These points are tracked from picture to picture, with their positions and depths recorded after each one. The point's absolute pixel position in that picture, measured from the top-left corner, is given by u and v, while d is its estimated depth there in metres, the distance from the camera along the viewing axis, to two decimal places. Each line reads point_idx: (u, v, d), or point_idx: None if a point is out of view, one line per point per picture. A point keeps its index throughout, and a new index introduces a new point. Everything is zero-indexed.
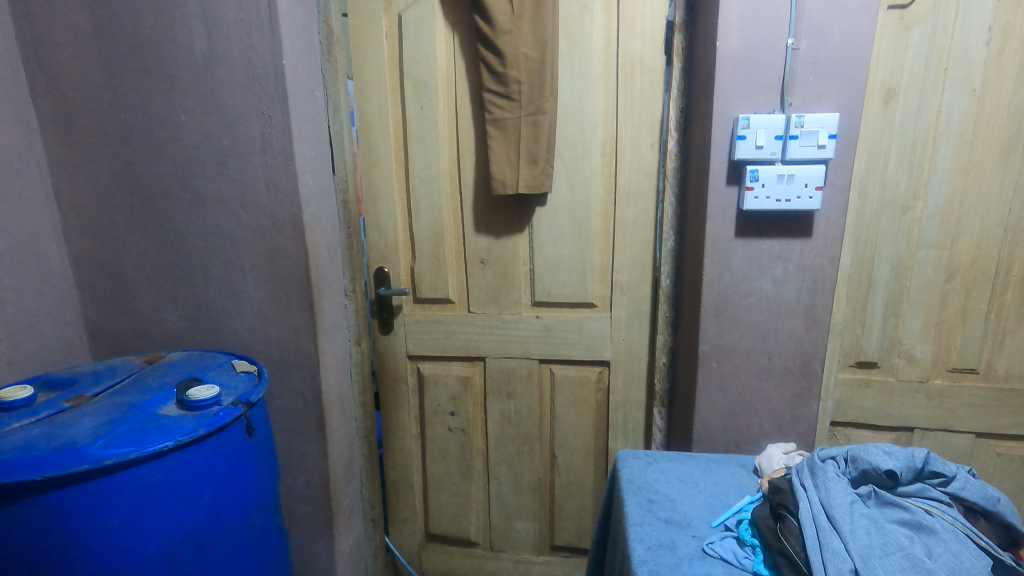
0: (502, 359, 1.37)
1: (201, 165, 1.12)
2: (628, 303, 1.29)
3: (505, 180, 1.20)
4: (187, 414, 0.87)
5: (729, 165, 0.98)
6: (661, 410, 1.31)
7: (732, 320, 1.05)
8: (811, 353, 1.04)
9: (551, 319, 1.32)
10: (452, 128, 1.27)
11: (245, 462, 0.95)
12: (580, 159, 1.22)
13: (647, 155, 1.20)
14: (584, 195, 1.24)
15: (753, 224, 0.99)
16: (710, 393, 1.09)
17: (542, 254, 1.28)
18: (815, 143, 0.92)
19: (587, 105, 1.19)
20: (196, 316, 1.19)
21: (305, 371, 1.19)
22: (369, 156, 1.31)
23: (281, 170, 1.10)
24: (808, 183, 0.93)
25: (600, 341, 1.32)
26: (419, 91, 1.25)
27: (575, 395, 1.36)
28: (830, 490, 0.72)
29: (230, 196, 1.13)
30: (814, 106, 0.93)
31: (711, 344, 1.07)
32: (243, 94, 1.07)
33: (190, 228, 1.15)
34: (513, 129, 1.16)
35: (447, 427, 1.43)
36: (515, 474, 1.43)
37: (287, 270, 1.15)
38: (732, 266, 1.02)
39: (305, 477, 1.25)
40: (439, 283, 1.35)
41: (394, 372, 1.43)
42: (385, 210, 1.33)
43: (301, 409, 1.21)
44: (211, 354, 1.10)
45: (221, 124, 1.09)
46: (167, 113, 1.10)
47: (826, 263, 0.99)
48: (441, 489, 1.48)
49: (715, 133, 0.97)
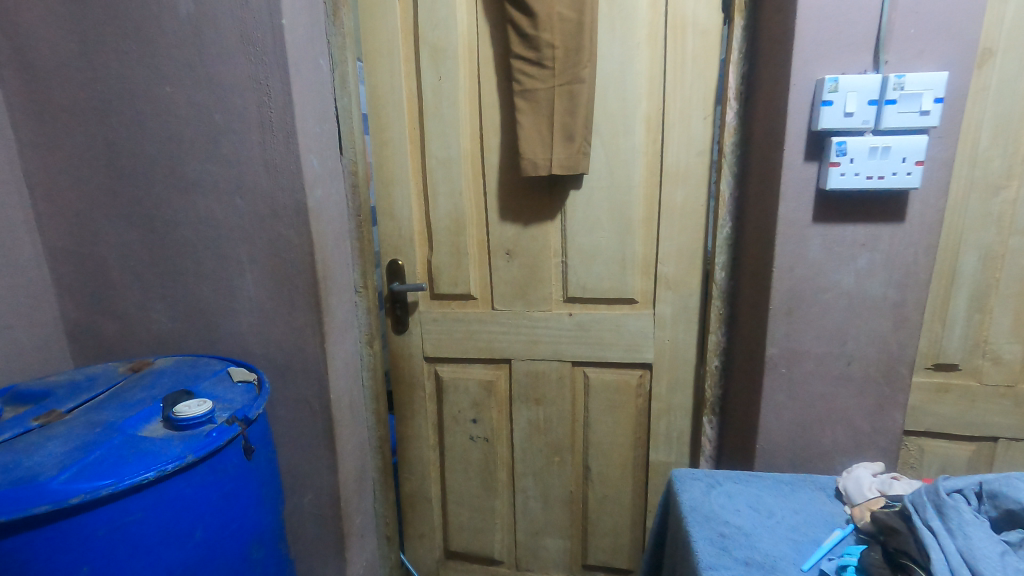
0: (530, 360, 1.23)
1: (191, 144, 0.98)
2: (673, 298, 1.14)
3: (535, 159, 1.05)
4: (174, 437, 0.74)
5: (809, 137, 0.83)
6: (712, 419, 1.16)
7: (806, 319, 0.90)
8: (898, 357, 0.89)
9: (585, 317, 1.18)
10: (475, 101, 1.12)
11: (244, 489, 0.82)
12: (621, 135, 1.07)
13: (699, 129, 1.05)
14: (625, 176, 1.09)
15: (835, 206, 0.84)
16: (776, 404, 0.94)
17: (576, 243, 1.14)
18: (917, 108, 0.77)
19: (629, 72, 1.04)
20: (188, 317, 1.06)
21: (311, 378, 1.06)
22: (381, 135, 1.16)
23: (281, 149, 0.96)
24: (906, 157, 0.78)
25: (641, 342, 1.17)
26: (437, 59, 1.10)
27: (611, 401, 1.21)
28: (970, 537, 0.57)
29: (224, 180, 0.98)
30: (914, 64, 0.78)
31: (779, 347, 0.92)
32: (236, 62, 0.93)
33: (181, 216, 1.01)
34: (545, 101, 1.02)
35: (469, 436, 1.30)
36: (543, 487, 1.30)
37: (290, 264, 1.01)
38: (808, 257, 0.87)
39: (313, 495, 1.12)
40: (459, 278, 1.21)
41: (409, 375, 1.29)
42: (398, 195, 1.19)
43: (307, 419, 1.08)
44: (204, 362, 0.98)
45: (213, 96, 0.95)
46: (151, 85, 0.96)
47: (920, 252, 0.84)
48: (462, 502, 1.35)
49: (793, 99, 0.82)
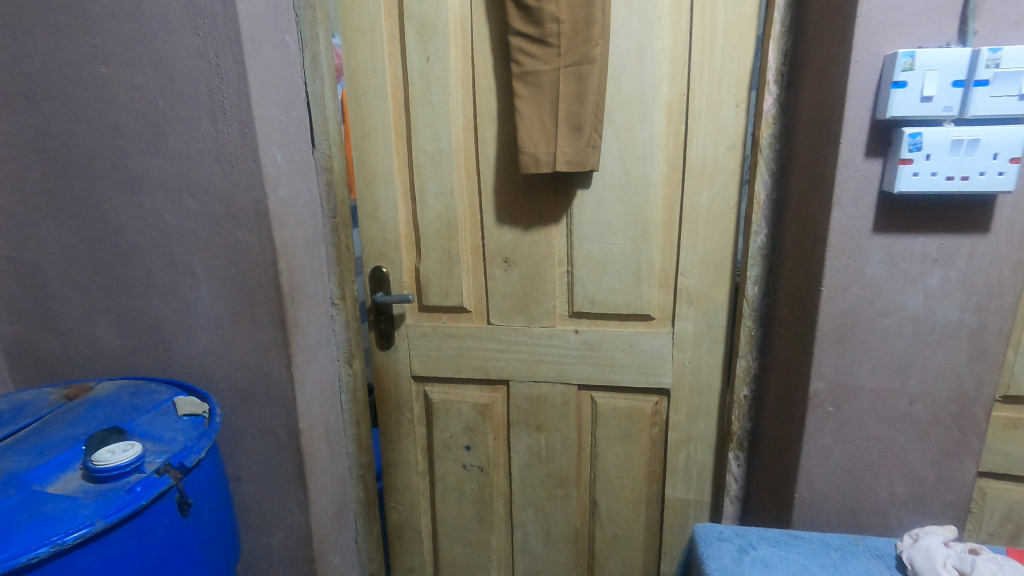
0: (530, 382, 1.08)
1: (133, 135, 0.83)
2: (696, 315, 0.98)
3: (537, 153, 0.90)
4: (86, 497, 0.61)
5: (873, 128, 0.67)
6: (739, 455, 1.01)
7: (861, 348, 0.74)
8: (973, 396, 0.73)
9: (594, 335, 1.03)
10: (468, 86, 0.97)
11: (180, 551, 0.68)
12: (638, 126, 0.91)
13: (729, 119, 0.89)
14: (641, 173, 0.93)
15: (902, 213, 0.69)
16: (821, 447, 0.79)
17: (584, 251, 0.99)
18: (1016, 91, 0.61)
19: (648, 52, 0.88)
20: (137, 333, 0.92)
21: (277, 405, 0.92)
22: (362, 125, 1.02)
23: (236, 141, 0.81)
24: (998, 152, 0.62)
25: (658, 364, 1.02)
26: (425, 37, 0.95)
27: (623, 430, 1.07)
28: None
29: (173, 177, 0.84)
30: (1013, 35, 0.62)
31: (827, 381, 0.77)
32: (183, 38, 0.79)
33: (125, 219, 0.87)
34: (549, 85, 0.87)
35: (462, 464, 1.16)
36: (544, 522, 1.15)
37: (250, 275, 0.87)
38: (866, 274, 0.72)
39: (282, 535, 0.99)
40: (451, 288, 1.06)
41: (395, 396, 1.15)
42: (381, 194, 1.04)
43: (273, 451, 0.95)
44: (151, 388, 0.84)
45: (157, 78, 0.81)
46: (85, 65, 0.82)
47: (1007, 270, 0.68)
48: (454, 537, 1.21)
49: (855, 80, 0.66)
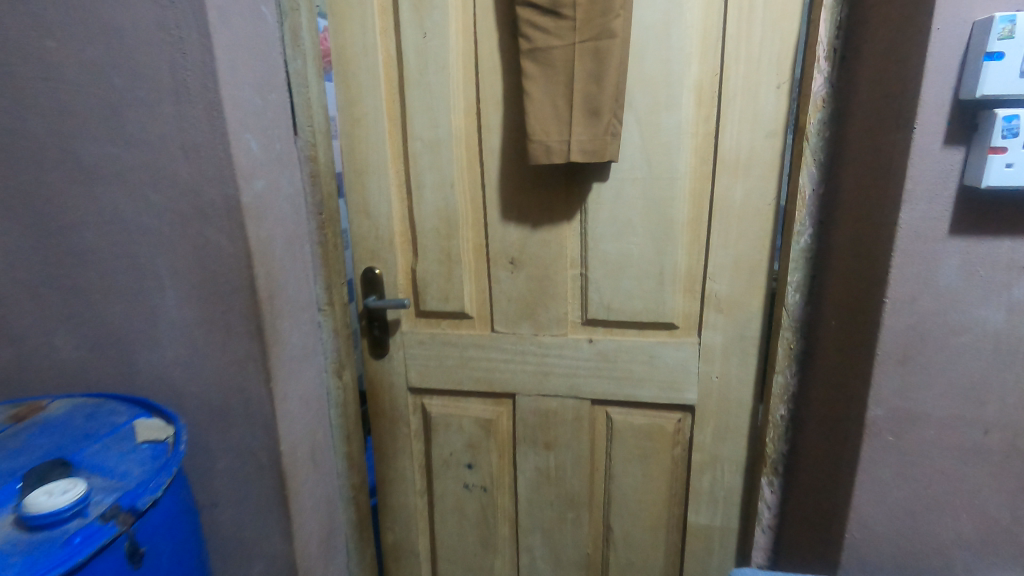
0: (538, 396, 0.98)
1: (85, 118, 0.73)
2: (725, 324, 0.88)
3: (548, 142, 0.79)
4: (13, 552, 0.51)
5: (954, 111, 0.56)
6: (773, 480, 0.90)
7: (928, 370, 0.64)
8: None
9: (610, 345, 0.92)
10: (470, 66, 0.86)
11: None
12: (663, 110, 0.80)
13: (769, 102, 0.78)
14: (666, 164, 0.82)
15: (984, 212, 0.58)
16: (876, 481, 0.69)
17: (600, 251, 0.88)
18: None
19: (676, 25, 0.77)
20: (96, 344, 0.82)
21: (255, 425, 0.82)
22: (351, 110, 0.91)
23: (203, 126, 0.71)
24: None
25: (682, 378, 0.91)
26: (422, 9, 0.84)
27: (641, 449, 0.96)
28: None
29: (131, 167, 0.74)
30: None
31: (885, 406, 0.66)
32: (140, 6, 0.68)
33: (79, 215, 0.77)
34: (563, 63, 0.76)
35: (463, 484, 1.06)
36: (553, 547, 1.05)
37: (222, 279, 0.76)
38: (938, 283, 0.61)
39: (263, 567, 0.89)
40: (451, 292, 0.96)
41: (389, 409, 1.05)
42: (373, 187, 0.93)
43: (252, 475, 0.84)
44: (110, 407, 0.74)
45: (110, 52, 0.70)
46: (29, 38, 0.71)
47: None
48: (455, 560, 1.11)
49: (935, 53, 0.55)
